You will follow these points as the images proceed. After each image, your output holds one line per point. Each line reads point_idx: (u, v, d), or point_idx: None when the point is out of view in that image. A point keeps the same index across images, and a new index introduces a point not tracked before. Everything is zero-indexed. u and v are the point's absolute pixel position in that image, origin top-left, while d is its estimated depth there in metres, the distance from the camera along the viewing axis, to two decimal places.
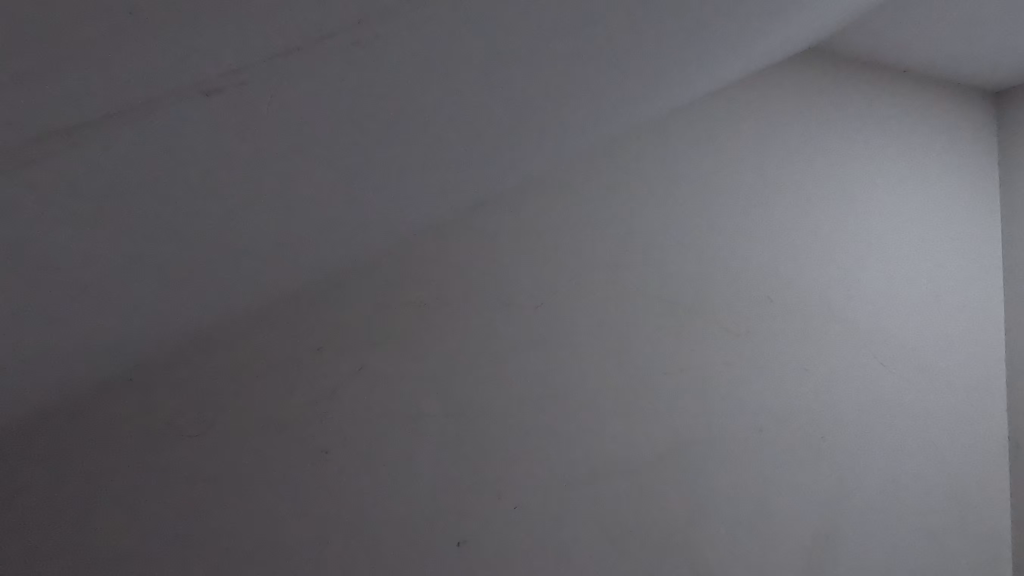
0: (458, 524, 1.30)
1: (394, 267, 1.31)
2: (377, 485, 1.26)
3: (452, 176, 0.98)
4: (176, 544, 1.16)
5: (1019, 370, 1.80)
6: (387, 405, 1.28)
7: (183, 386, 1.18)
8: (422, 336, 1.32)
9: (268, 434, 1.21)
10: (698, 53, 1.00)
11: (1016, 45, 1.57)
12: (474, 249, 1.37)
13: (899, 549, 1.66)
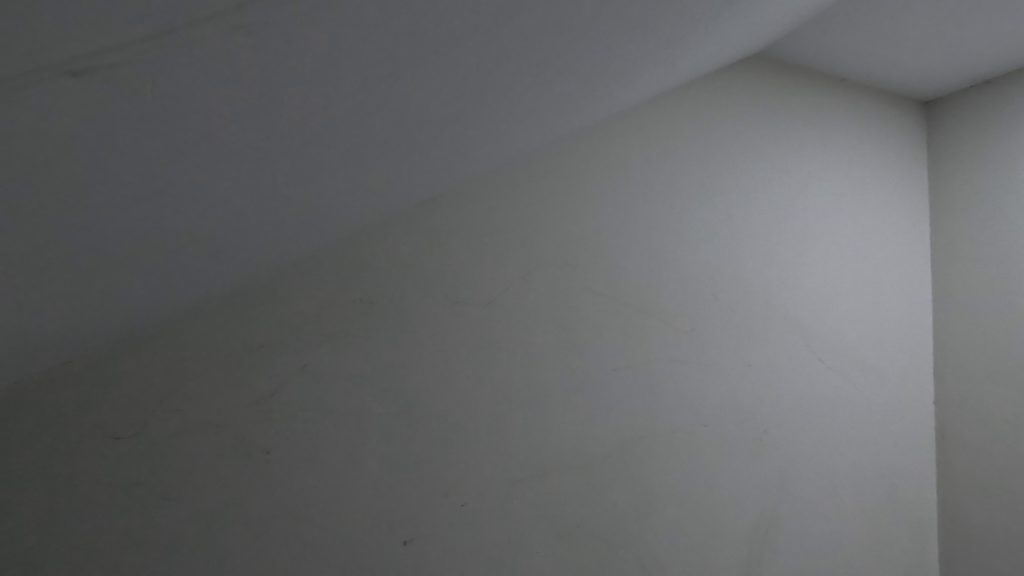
0: (406, 524, 1.30)
1: (339, 265, 1.29)
2: (321, 485, 1.24)
3: (395, 183, 0.96)
4: (108, 552, 1.10)
5: (944, 363, 1.91)
6: (331, 403, 1.26)
7: (114, 387, 1.13)
8: (368, 336, 1.30)
9: (207, 436, 1.17)
10: (643, 56, 1.01)
11: (947, 52, 1.65)
12: (423, 248, 1.36)
13: (836, 538, 1.75)
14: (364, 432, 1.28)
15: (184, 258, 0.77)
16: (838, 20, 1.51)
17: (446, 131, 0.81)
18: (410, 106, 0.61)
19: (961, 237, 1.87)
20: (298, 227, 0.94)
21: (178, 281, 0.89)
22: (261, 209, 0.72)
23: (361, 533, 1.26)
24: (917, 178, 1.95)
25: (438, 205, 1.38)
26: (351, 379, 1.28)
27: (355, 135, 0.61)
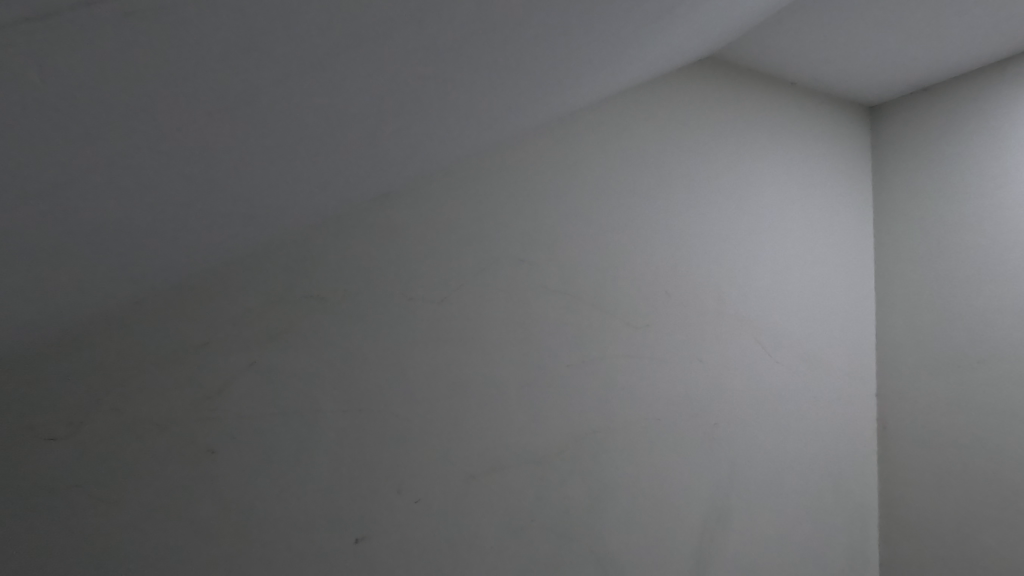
0: (402, 465, 1.55)
1: (352, 233, 1.55)
2: (336, 419, 1.49)
3: (389, 159, 1.29)
4: (166, 464, 1.34)
5: (884, 349, 2.12)
6: (345, 349, 1.51)
7: (168, 326, 1.36)
8: (376, 296, 1.56)
9: (243, 370, 1.42)
10: (585, 58, 1.31)
11: (888, 59, 1.87)
12: (421, 226, 1.62)
13: (778, 519, 1.97)
14: (369, 375, 1.53)
15: (243, 212, 1.07)
16: (775, 29, 1.78)
17: (419, 121, 1.14)
18: (387, 100, 0.89)
19: (903, 235, 2.07)
20: (323, 193, 1.26)
21: (241, 230, 1.20)
22: (292, 176, 1.02)
23: (365, 468, 1.51)
24: (863, 178, 2.16)
25: (431, 186, 1.64)
26: (330, 339, 1.50)
27: (351, 119, 0.89)
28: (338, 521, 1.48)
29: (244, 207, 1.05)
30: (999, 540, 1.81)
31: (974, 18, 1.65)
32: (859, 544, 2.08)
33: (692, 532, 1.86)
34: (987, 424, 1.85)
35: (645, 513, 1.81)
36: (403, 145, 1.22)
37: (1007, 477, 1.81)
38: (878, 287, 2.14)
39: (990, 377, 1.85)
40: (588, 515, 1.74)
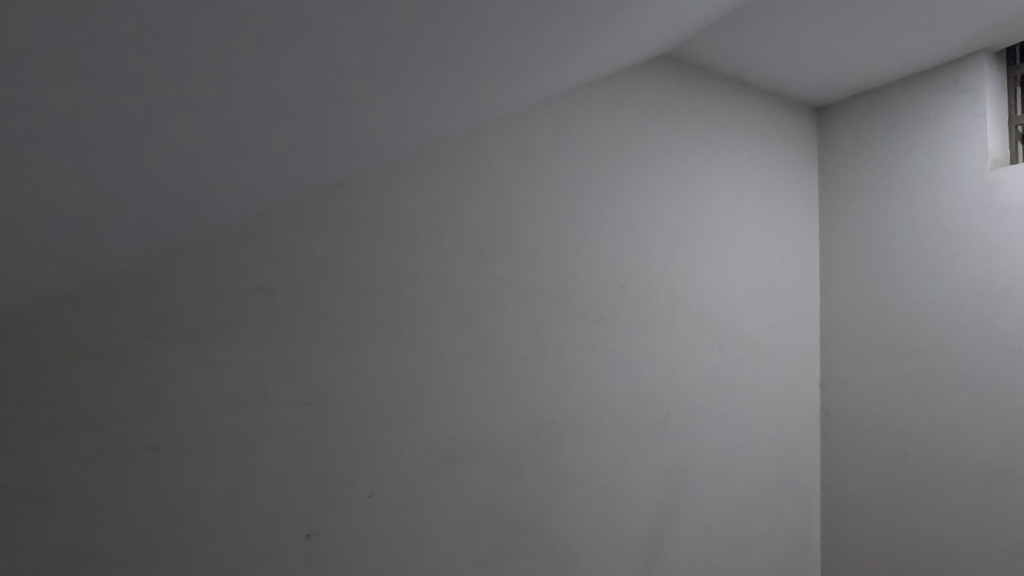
0: (357, 487, 1.39)
1: (310, 231, 1.39)
2: (292, 438, 1.33)
3: (340, 157, 1.21)
4: (94, 492, 1.15)
5: (829, 346, 2.16)
6: (301, 357, 1.35)
7: (96, 330, 1.17)
8: (332, 303, 1.40)
9: (184, 380, 1.24)
10: (554, 58, 1.24)
11: (833, 63, 1.93)
12: (370, 213, 1.46)
13: (731, 519, 1.92)
14: (327, 389, 1.38)
15: (174, 208, 0.97)
16: (731, 34, 1.80)
17: (376, 121, 1.07)
18: (342, 88, 0.81)
19: (845, 234, 2.15)
20: (269, 189, 1.16)
21: (176, 226, 1.07)
22: (237, 168, 0.94)
23: (313, 493, 1.34)
24: (810, 177, 2.25)
25: (389, 169, 1.48)
26: (274, 339, 1.33)
27: (300, 105, 0.80)
28: (282, 539, 1.31)
29: (181, 208, 1.00)
30: (927, 519, 1.83)
31: (912, 30, 1.72)
32: (804, 525, 2.08)
33: (644, 518, 1.75)
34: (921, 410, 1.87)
35: (601, 505, 1.69)
36: (361, 145, 1.19)
37: (940, 461, 1.81)
38: (823, 284, 2.20)
39: (927, 367, 1.87)
40: (542, 503, 1.60)
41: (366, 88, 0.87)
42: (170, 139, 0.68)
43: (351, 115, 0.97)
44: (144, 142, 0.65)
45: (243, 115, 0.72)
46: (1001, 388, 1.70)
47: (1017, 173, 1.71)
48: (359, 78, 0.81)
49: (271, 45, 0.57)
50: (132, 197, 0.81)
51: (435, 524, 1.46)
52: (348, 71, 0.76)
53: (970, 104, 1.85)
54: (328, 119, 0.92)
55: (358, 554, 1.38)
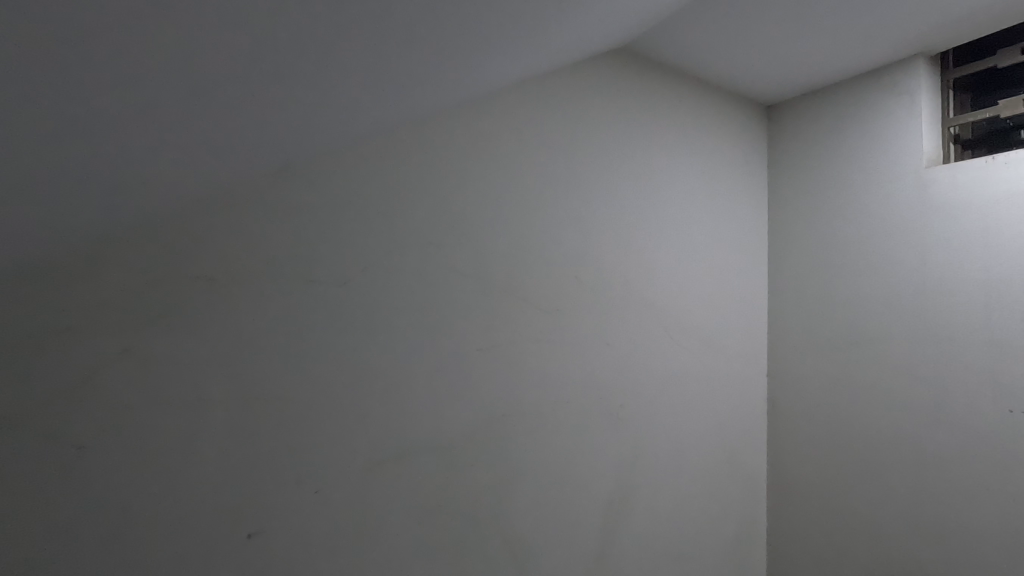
0: (306, 484, 1.35)
1: (255, 219, 1.33)
2: (236, 433, 1.28)
3: (286, 142, 1.16)
4: (16, 495, 1.07)
5: (776, 337, 2.23)
6: (245, 349, 1.30)
7: (16, 319, 1.09)
8: (280, 294, 1.34)
9: (117, 372, 1.17)
10: (508, 46, 1.22)
11: (784, 62, 1.98)
12: (320, 202, 1.41)
13: (682, 508, 1.96)
14: (273, 381, 1.33)
15: (105, 193, 0.91)
16: (685, 30, 1.82)
17: (324, 107, 1.03)
18: (286, 71, 0.78)
19: (792, 228, 2.22)
20: (209, 173, 1.10)
21: (109, 210, 1.01)
22: (174, 152, 0.89)
23: (259, 489, 1.30)
24: (761, 173, 2.31)
25: (339, 156, 1.44)
26: (213, 331, 1.27)
27: (242, 87, 0.76)
28: (221, 538, 1.25)
29: (112, 195, 0.94)
30: (864, 502, 1.91)
31: (856, 32, 1.77)
32: (751, 510, 2.15)
33: (597, 508, 1.77)
34: (860, 400, 1.95)
35: (555, 497, 1.69)
36: (306, 129, 1.14)
37: (877, 449, 1.89)
38: (772, 277, 2.27)
39: (867, 357, 1.94)
40: (496, 495, 1.60)
41: (313, 73, 0.84)
42: (94, 117, 0.64)
43: (297, 100, 0.93)
44: (65, 118, 0.60)
45: (179, 95, 0.69)
46: (932, 379, 1.78)
47: (948, 172, 1.79)
48: (304, 62, 0.78)
49: (202, 17, 0.54)
50: (58, 181, 0.76)
51: (386, 521, 1.43)
52: (292, 54, 0.73)
53: (908, 105, 1.92)
54: (272, 102, 0.88)
55: (304, 552, 1.33)
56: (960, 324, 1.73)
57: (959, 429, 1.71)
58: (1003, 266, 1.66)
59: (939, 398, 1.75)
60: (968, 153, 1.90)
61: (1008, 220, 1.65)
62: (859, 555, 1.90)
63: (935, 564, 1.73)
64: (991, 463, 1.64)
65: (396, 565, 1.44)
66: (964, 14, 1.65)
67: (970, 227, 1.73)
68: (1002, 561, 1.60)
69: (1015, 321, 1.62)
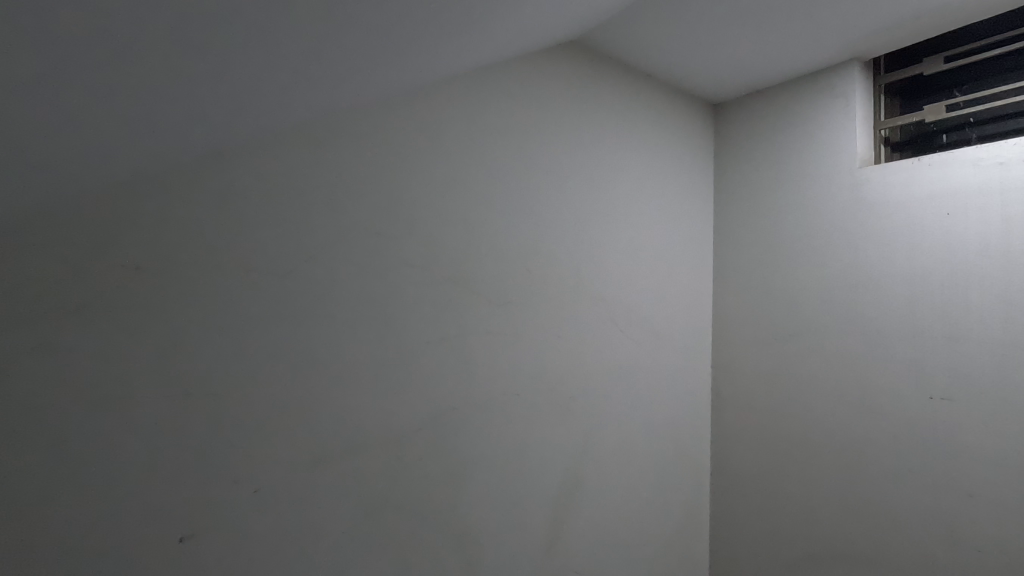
0: (243, 484, 1.28)
1: (187, 204, 1.25)
2: (166, 432, 1.20)
3: (222, 125, 1.10)
4: None
5: (720, 329, 2.30)
6: (176, 342, 1.22)
7: None
8: (215, 285, 1.27)
9: (29, 368, 1.07)
10: (458, 33, 1.19)
11: (729, 62, 2.04)
12: (259, 188, 1.34)
13: (629, 497, 1.99)
14: (207, 377, 1.25)
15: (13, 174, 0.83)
16: (635, 26, 1.84)
17: (263, 90, 0.99)
18: (218, 49, 0.73)
19: (735, 224, 2.29)
20: (135, 155, 1.03)
21: (19, 192, 0.92)
22: (96, 132, 0.83)
23: (192, 491, 1.22)
24: (706, 169, 2.37)
25: (280, 139, 1.37)
26: (140, 323, 1.19)
27: (168, 63, 0.71)
28: (151, 544, 1.18)
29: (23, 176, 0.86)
30: (798, 488, 2.00)
31: (798, 35, 1.83)
32: (695, 498, 2.22)
33: (546, 500, 1.78)
34: (797, 390, 2.03)
35: (504, 490, 1.69)
36: (243, 112, 1.07)
37: (812, 436, 1.97)
38: (716, 271, 2.34)
39: (803, 348, 2.03)
40: (445, 489, 1.57)
41: (249, 53, 0.79)
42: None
43: (233, 82, 0.88)
44: None
45: (95, 68, 0.64)
46: (862, 368, 1.87)
47: (879, 173, 1.89)
48: (237, 41, 0.74)
49: None
50: None
51: (330, 520, 1.39)
52: (224, 31, 0.69)
53: (843, 107, 2.01)
54: (208, 81, 0.82)
55: (241, 555, 1.27)
56: (888, 317, 1.83)
57: (884, 416, 1.81)
58: (926, 261, 1.77)
59: (868, 387, 1.85)
60: (897, 155, 2.00)
61: (931, 219, 1.76)
62: (794, 537, 1.99)
63: (862, 544, 1.83)
64: (913, 447, 1.74)
65: (341, 564, 1.40)
66: (896, 22, 1.74)
67: (897, 225, 1.84)
68: (921, 539, 1.71)
69: (937, 313, 1.73)
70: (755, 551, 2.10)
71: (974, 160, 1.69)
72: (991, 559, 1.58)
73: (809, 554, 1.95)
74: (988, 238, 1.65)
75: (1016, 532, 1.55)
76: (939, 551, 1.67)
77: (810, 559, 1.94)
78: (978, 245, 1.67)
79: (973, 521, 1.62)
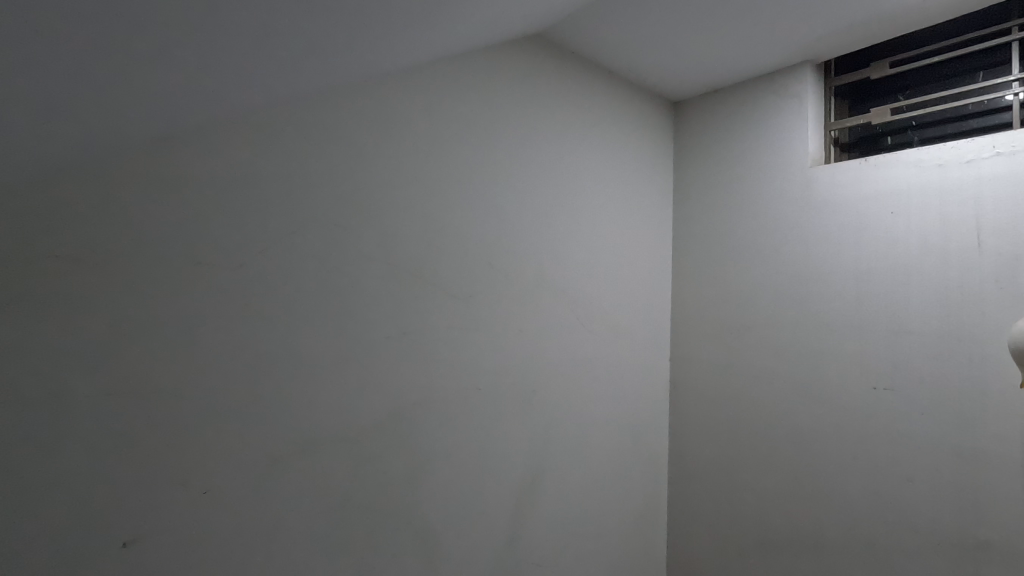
0: (193, 485, 1.23)
1: (131, 191, 1.18)
2: (109, 431, 1.14)
3: (171, 110, 1.05)
4: None
5: (677, 323, 2.35)
6: (119, 337, 1.16)
7: None
8: (161, 276, 1.21)
9: None
10: (420, 23, 1.17)
11: (688, 61, 2.07)
12: (209, 177, 1.28)
13: (589, 489, 2.02)
14: (153, 373, 1.19)
15: None
16: (597, 22, 1.85)
17: (215, 75, 0.95)
18: (166, 29, 0.70)
19: (693, 220, 2.34)
20: (75, 139, 0.97)
21: None
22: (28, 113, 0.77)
23: (137, 493, 1.17)
24: (666, 166, 2.40)
25: (232, 126, 1.31)
26: (80, 316, 1.12)
27: (109, 41, 0.67)
28: (92, 550, 1.12)
29: None
30: (751, 476, 2.06)
31: (757, 36, 1.88)
32: (652, 488, 2.26)
33: (507, 494, 1.78)
34: (751, 382, 2.09)
35: (464, 485, 1.68)
36: (193, 98, 1.03)
37: (765, 426, 2.04)
38: (674, 266, 2.38)
39: (757, 341, 2.09)
40: (405, 486, 1.55)
41: (200, 35, 0.76)
42: None
43: (182, 66, 0.84)
44: None
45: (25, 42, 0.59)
46: (812, 361, 1.94)
47: (829, 172, 1.96)
48: (186, 21, 0.70)
49: None
50: None
51: (285, 519, 1.35)
52: (170, 10, 0.66)
53: (796, 108, 2.07)
54: (156, 59, 0.78)
55: (190, 557, 1.22)
56: (836, 311, 1.91)
57: (832, 406, 1.89)
58: (871, 258, 1.85)
59: (817, 378, 1.93)
60: (845, 155, 2.07)
61: (878, 217, 1.84)
62: (747, 524, 2.05)
63: (811, 530, 1.90)
64: (858, 435, 1.82)
65: (296, 564, 1.36)
66: (848, 25, 1.80)
67: (846, 222, 1.91)
68: (864, 522, 1.79)
69: (882, 308, 1.81)
70: (710, 539, 2.15)
71: (916, 161, 1.77)
72: (927, 540, 1.68)
73: (761, 540, 2.01)
74: (927, 236, 1.74)
75: (948, 513, 1.65)
76: (880, 533, 1.76)
77: (762, 544, 2.01)
78: (918, 243, 1.76)
79: (911, 504, 1.71)
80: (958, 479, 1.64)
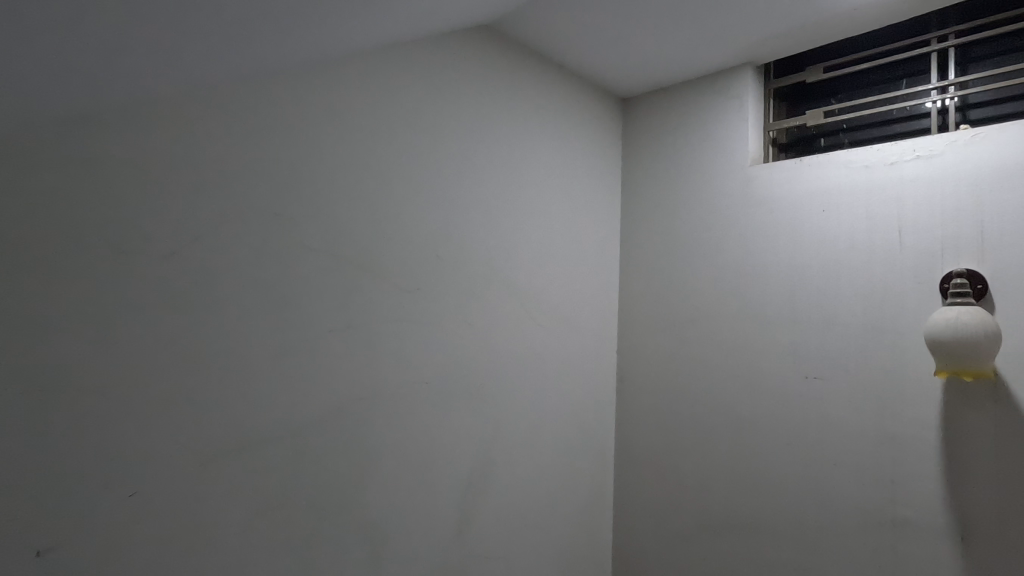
0: (120, 486, 1.16)
1: (49, 172, 1.10)
2: (25, 431, 1.06)
3: (96, 88, 0.98)
4: None
5: (624, 316, 2.39)
6: (36, 330, 1.07)
7: None
8: (84, 264, 1.13)
9: None
10: (368, 9, 1.14)
11: (636, 58, 2.11)
12: (137, 160, 1.20)
13: (537, 481, 2.03)
14: (75, 368, 1.11)
15: None
16: (548, 16, 1.86)
17: (147, 53, 0.89)
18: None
19: (640, 215, 2.38)
20: None
21: None
22: None
23: (57, 496, 1.09)
24: (614, 162, 2.44)
25: (162, 106, 1.23)
26: None
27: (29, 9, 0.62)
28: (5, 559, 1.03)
29: None
30: (692, 464, 2.13)
31: (702, 37, 1.93)
32: (599, 479, 2.29)
33: (454, 488, 1.77)
34: (693, 372, 2.16)
35: (410, 480, 1.66)
36: (122, 76, 0.96)
37: (706, 415, 2.11)
38: (622, 260, 2.42)
39: (699, 333, 2.16)
40: (349, 482, 1.52)
41: (131, 8, 0.72)
42: None
43: (110, 40, 0.79)
44: None
45: None
46: (750, 352, 2.02)
47: (767, 171, 2.04)
48: None
49: None
50: None
51: (222, 520, 1.29)
52: None
53: (737, 108, 2.14)
54: (77, 31, 0.72)
55: (117, 564, 1.15)
56: (771, 305, 1.99)
57: (767, 395, 1.97)
58: (805, 254, 1.94)
59: (754, 369, 2.01)
60: (782, 155, 2.17)
61: (811, 214, 1.93)
62: (688, 511, 2.12)
63: (748, 514, 1.98)
64: (791, 422, 1.92)
65: (234, 565, 1.31)
66: (786, 30, 1.88)
67: (782, 219, 1.99)
68: (796, 505, 1.89)
69: (814, 302, 1.90)
70: (653, 526, 2.21)
71: (846, 162, 1.87)
72: (851, 519, 1.79)
73: (701, 526, 2.09)
74: (855, 234, 1.84)
75: (870, 493, 1.76)
76: (810, 515, 1.86)
77: (701, 530, 2.08)
78: (847, 240, 1.86)
79: (838, 486, 1.82)
80: (879, 462, 1.75)
